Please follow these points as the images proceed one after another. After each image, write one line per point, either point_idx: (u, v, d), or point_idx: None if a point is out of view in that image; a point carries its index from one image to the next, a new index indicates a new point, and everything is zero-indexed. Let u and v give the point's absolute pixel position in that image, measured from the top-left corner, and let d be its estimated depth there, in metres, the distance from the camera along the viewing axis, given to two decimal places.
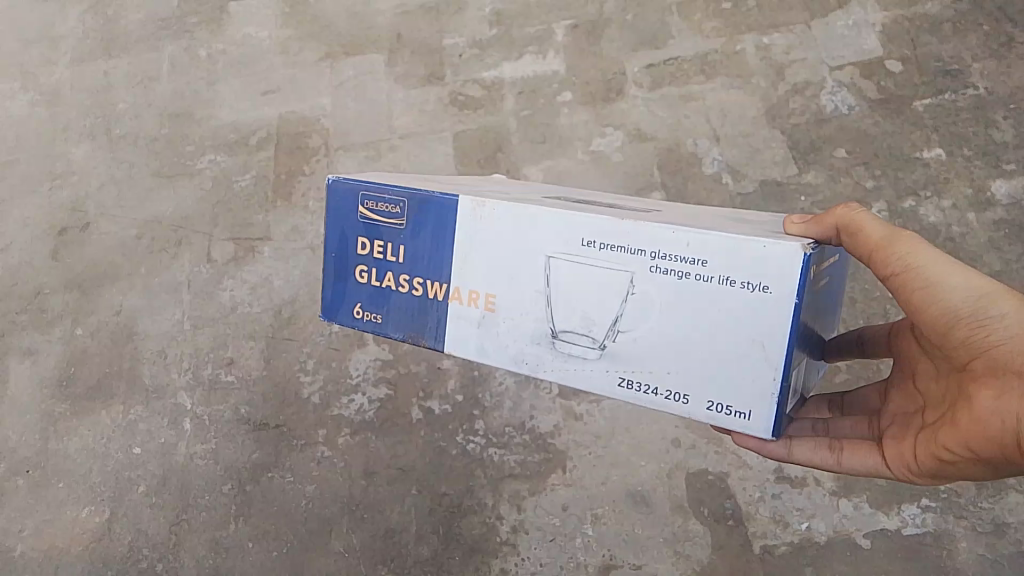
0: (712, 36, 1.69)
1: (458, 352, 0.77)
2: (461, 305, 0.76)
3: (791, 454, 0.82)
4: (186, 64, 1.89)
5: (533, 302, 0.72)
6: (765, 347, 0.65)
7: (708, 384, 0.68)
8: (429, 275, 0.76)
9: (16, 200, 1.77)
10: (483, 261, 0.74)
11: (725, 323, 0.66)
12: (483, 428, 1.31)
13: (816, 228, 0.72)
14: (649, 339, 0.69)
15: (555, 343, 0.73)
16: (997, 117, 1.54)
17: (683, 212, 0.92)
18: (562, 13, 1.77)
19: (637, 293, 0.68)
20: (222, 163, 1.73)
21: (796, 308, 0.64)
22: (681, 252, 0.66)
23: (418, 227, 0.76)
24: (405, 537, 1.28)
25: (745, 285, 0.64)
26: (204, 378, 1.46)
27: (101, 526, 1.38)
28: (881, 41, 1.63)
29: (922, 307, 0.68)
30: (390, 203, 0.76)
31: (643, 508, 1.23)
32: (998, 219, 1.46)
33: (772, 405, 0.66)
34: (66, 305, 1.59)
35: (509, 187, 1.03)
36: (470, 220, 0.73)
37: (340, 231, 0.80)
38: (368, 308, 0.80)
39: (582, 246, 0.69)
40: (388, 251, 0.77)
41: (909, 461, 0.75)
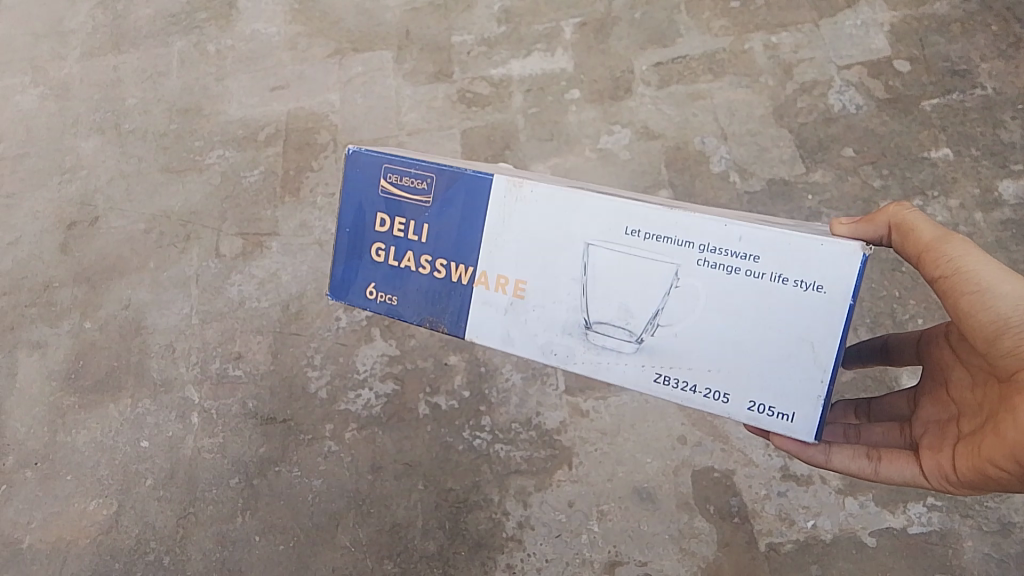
0: (720, 35, 1.70)
1: (482, 340, 0.79)
2: (487, 290, 0.78)
3: (830, 462, 0.83)
4: (195, 60, 1.90)
5: (567, 291, 0.75)
6: (814, 346, 0.71)
7: (749, 383, 0.73)
8: (454, 257, 0.78)
9: (26, 194, 1.78)
10: (518, 246, 0.76)
11: (767, 322, 0.71)
12: (490, 424, 1.32)
13: (868, 224, 0.77)
14: (686, 332, 0.73)
15: (587, 335, 0.76)
16: (1005, 118, 1.53)
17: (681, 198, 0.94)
18: (571, 11, 1.79)
19: (679, 289, 0.72)
20: (230, 158, 1.74)
21: (848, 317, 0.69)
22: (732, 247, 0.70)
23: (446, 206, 0.77)
24: (411, 532, 1.28)
25: (799, 283, 0.69)
26: (212, 372, 1.46)
27: (109, 518, 1.38)
28: (890, 41, 1.63)
29: (970, 313, 0.71)
30: (417, 178, 0.77)
31: (649, 504, 1.23)
32: (1005, 219, 1.45)
33: (818, 405, 0.72)
34: (75, 299, 1.60)
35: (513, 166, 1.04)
36: (505, 202, 0.75)
37: (358, 205, 0.80)
38: (382, 289, 0.81)
39: (628, 235, 0.72)
40: (409, 230, 0.78)
41: (947, 473, 0.75)
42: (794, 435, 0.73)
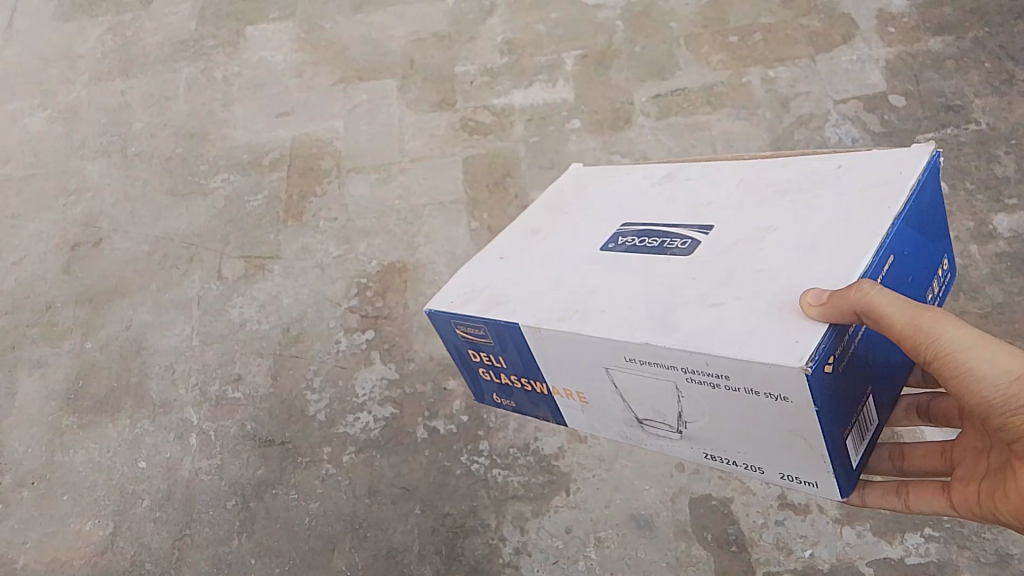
0: (719, 67, 1.76)
1: (584, 426, 0.85)
2: (563, 396, 0.82)
3: (865, 502, 0.72)
4: (202, 85, 1.99)
5: (614, 397, 0.76)
6: (806, 438, 0.62)
7: (773, 463, 0.68)
8: (528, 375, 0.83)
9: (31, 214, 1.80)
10: (559, 366, 0.77)
11: (767, 419, 0.63)
12: (488, 449, 1.33)
13: (837, 313, 0.57)
14: (713, 429, 0.70)
15: (646, 426, 0.76)
16: (999, 152, 1.53)
17: (768, 181, 0.81)
18: (572, 45, 1.87)
19: (685, 395, 0.67)
20: (235, 182, 1.77)
21: (820, 409, 0.58)
22: (705, 368, 0.62)
23: (503, 345, 0.81)
24: (408, 557, 1.25)
25: (767, 395, 0.60)
26: (211, 394, 1.46)
27: (104, 540, 1.33)
28: (884, 77, 1.68)
29: (954, 388, 0.58)
30: (474, 329, 0.82)
31: (647, 531, 1.22)
32: (999, 252, 1.42)
33: (832, 479, 0.65)
34: (76, 319, 1.61)
35: (589, 189, 0.99)
36: (534, 341, 0.76)
37: (454, 347, 0.90)
38: (502, 395, 0.93)
39: (626, 360, 0.68)
40: (491, 360, 0.86)
41: (974, 506, 0.66)
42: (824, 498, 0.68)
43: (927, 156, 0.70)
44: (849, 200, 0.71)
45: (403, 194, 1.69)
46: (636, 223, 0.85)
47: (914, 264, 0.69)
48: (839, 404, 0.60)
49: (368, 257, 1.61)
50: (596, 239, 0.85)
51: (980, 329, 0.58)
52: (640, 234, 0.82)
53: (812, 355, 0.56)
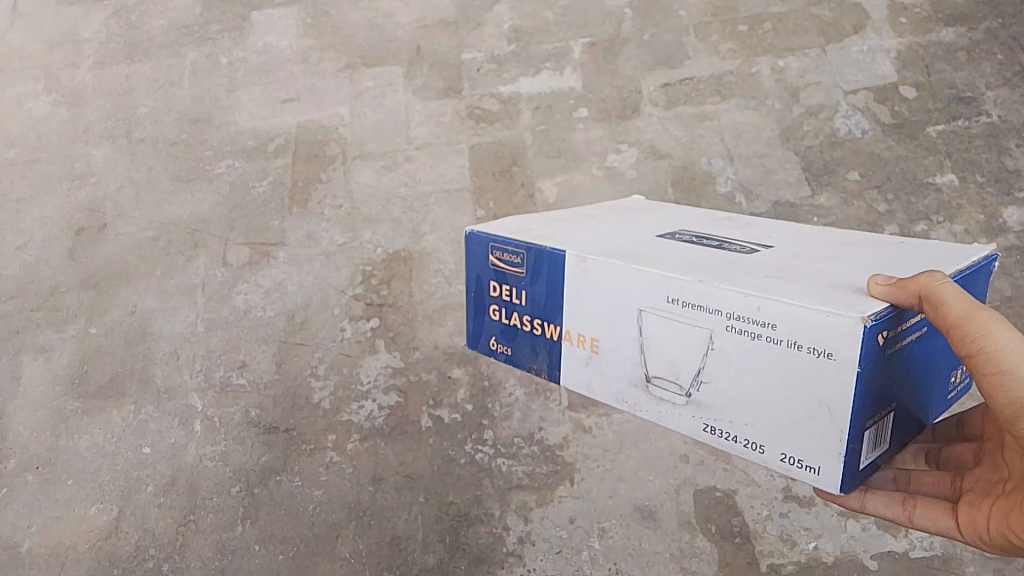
0: (728, 57, 1.74)
1: (577, 388, 0.73)
2: (571, 346, 0.72)
3: (864, 506, 0.68)
4: (207, 70, 1.98)
5: (629, 349, 0.66)
6: (832, 406, 0.54)
7: (781, 438, 0.58)
8: (546, 317, 0.74)
9: (36, 199, 1.80)
10: (586, 307, 0.69)
11: (800, 376, 0.55)
12: (492, 438, 1.33)
13: (901, 294, 0.53)
14: (732, 394, 0.60)
15: (650, 387, 0.66)
16: (1010, 145, 1.52)
17: (835, 234, 0.78)
18: (580, 32, 1.85)
19: (717, 347, 0.59)
20: (240, 168, 1.77)
21: (862, 372, 0.52)
22: (751, 314, 0.56)
23: (535, 277, 0.73)
24: (412, 545, 1.25)
25: (811, 350, 0.53)
26: (215, 380, 1.46)
27: (108, 524, 1.33)
28: (895, 68, 1.66)
29: (990, 391, 0.53)
30: (513, 253, 0.75)
31: (651, 522, 1.22)
32: (1009, 245, 1.41)
33: (840, 462, 0.55)
34: (81, 304, 1.61)
35: (649, 211, 0.95)
36: (575, 275, 0.69)
37: (476, 275, 0.80)
38: (501, 342, 0.80)
39: (667, 302, 0.61)
40: (512, 295, 0.77)
41: (981, 532, 0.60)
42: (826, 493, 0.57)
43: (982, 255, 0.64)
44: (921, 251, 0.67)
45: (408, 182, 1.69)
46: (693, 229, 0.80)
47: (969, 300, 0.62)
48: (874, 380, 0.54)
49: (373, 244, 1.60)
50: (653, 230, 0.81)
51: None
52: (697, 234, 0.78)
53: (874, 315, 0.51)
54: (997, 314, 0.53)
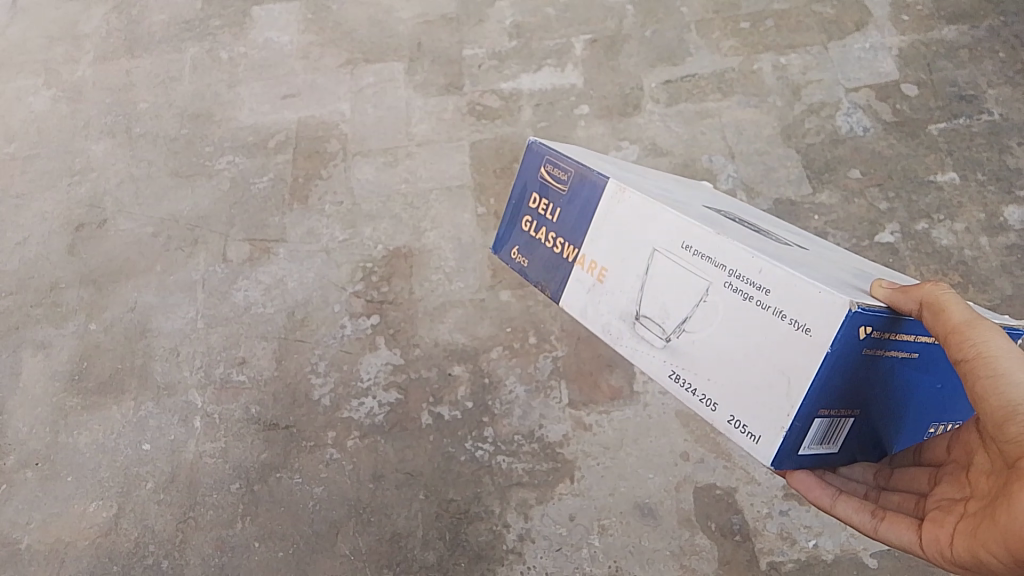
0: (729, 54, 1.74)
1: (569, 309, 0.80)
2: (580, 270, 0.78)
3: (833, 506, 0.79)
4: (207, 66, 1.98)
5: (631, 284, 0.74)
6: (791, 382, 0.64)
7: (735, 401, 0.68)
8: (569, 239, 0.79)
9: (35, 194, 1.79)
10: (608, 237, 0.75)
11: (772, 350, 0.65)
12: (493, 435, 1.33)
13: (904, 297, 0.65)
14: (704, 349, 0.69)
15: (636, 325, 0.74)
16: (1012, 144, 1.52)
17: (852, 262, 0.88)
18: (581, 29, 1.85)
19: (708, 302, 0.68)
20: (240, 164, 1.76)
21: (832, 351, 0.62)
22: (754, 276, 0.65)
23: (573, 197, 0.77)
24: (411, 542, 1.25)
25: (792, 321, 0.63)
26: (215, 376, 1.46)
27: (108, 520, 1.33)
28: (897, 65, 1.66)
29: (985, 394, 0.59)
30: (565, 170, 0.78)
31: (651, 520, 1.22)
32: (1010, 244, 1.41)
33: (781, 434, 0.66)
34: (81, 300, 1.60)
35: (692, 190, 1.02)
36: (607, 203, 0.75)
37: (522, 181, 0.82)
38: (522, 253, 0.84)
39: (681, 247, 0.69)
40: (548, 210, 0.80)
41: (941, 547, 0.65)
42: (757, 458, 0.68)
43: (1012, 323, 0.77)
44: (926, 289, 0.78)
45: (409, 178, 1.68)
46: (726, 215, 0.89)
47: None
48: (845, 370, 0.63)
49: (373, 241, 1.60)
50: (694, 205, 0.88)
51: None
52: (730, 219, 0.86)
53: (862, 304, 0.61)
54: (1000, 329, 0.61)
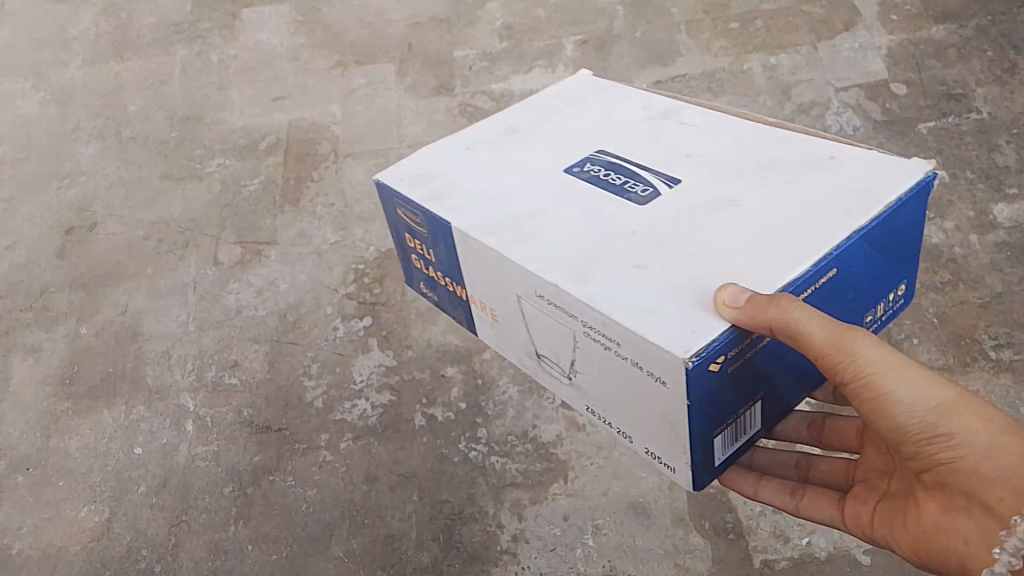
0: (719, 54, 1.75)
1: (488, 342, 0.86)
2: (478, 310, 0.82)
3: (757, 492, 0.82)
4: (197, 69, 2.00)
5: (520, 325, 0.76)
6: (673, 424, 0.65)
7: (642, 437, 0.71)
8: (455, 278, 0.82)
9: (24, 198, 1.79)
10: (482, 280, 0.77)
11: (646, 395, 0.65)
12: (486, 436, 1.33)
13: (754, 322, 0.58)
14: (596, 386, 0.71)
15: (542, 362, 0.77)
16: (1000, 142, 1.51)
17: (762, 150, 0.78)
18: (571, 31, 1.88)
19: (579, 346, 0.69)
20: (230, 166, 1.76)
21: (692, 400, 0.61)
22: (601, 331, 0.64)
23: (437, 240, 0.80)
24: (405, 543, 1.23)
25: (647, 373, 0.62)
26: (207, 379, 1.45)
27: (100, 525, 1.31)
28: (886, 64, 1.67)
29: (871, 413, 0.64)
30: (417, 216, 0.80)
31: (644, 519, 1.21)
32: (1000, 242, 1.39)
33: (688, 468, 0.68)
34: (71, 304, 1.59)
35: (585, 100, 0.92)
36: (465, 248, 0.76)
37: (395, 227, 0.87)
38: (429, 288, 0.90)
39: (540, 296, 0.69)
40: (426, 251, 0.84)
41: (863, 525, 0.73)
42: (678, 483, 0.72)
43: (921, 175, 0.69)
44: (819, 198, 0.70)
45: None
46: (610, 153, 0.81)
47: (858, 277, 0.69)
48: (717, 400, 0.63)
49: (365, 243, 1.60)
50: (565, 158, 0.82)
51: (907, 358, 0.64)
52: (608, 167, 0.79)
53: (698, 350, 0.59)
54: (860, 337, 0.62)
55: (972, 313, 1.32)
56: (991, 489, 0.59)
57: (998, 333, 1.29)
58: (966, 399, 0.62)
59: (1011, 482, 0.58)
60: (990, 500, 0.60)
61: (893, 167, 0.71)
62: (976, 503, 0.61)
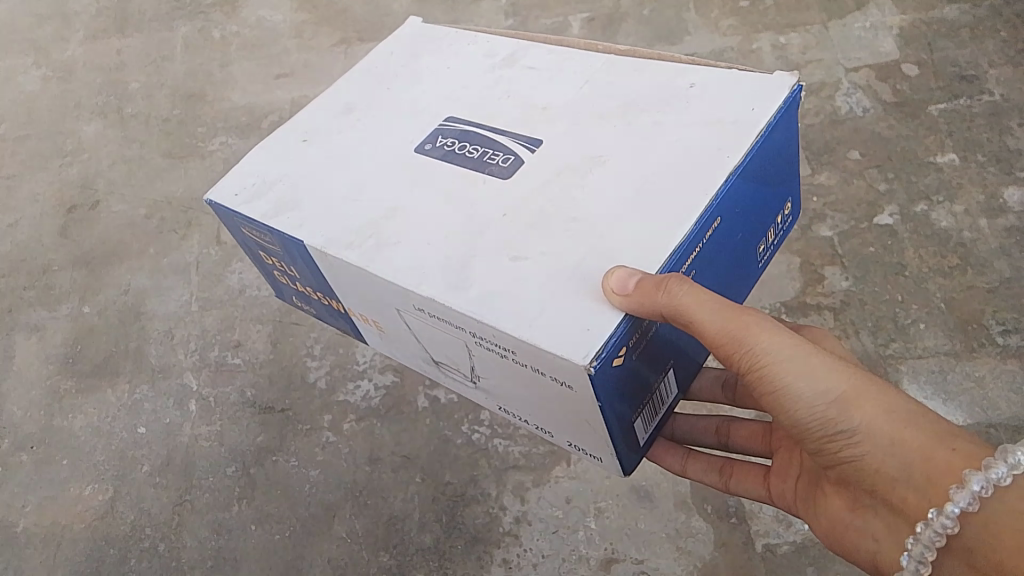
0: (728, 33, 1.73)
1: (378, 348, 0.87)
2: (362, 323, 0.82)
3: (685, 471, 0.88)
4: (200, 45, 1.98)
5: (409, 336, 0.76)
6: (592, 423, 0.66)
7: (562, 435, 0.73)
8: (328, 293, 0.82)
9: (26, 176, 1.78)
10: (355, 295, 0.76)
11: (555, 397, 0.66)
12: (489, 419, 1.32)
13: (646, 312, 0.58)
14: (499, 387, 0.72)
15: (441, 367, 0.78)
16: (1012, 124, 1.49)
17: (620, 92, 0.79)
18: (578, 8, 1.85)
19: (474, 354, 0.69)
20: (234, 145, 1.75)
21: (603, 402, 0.62)
22: (491, 341, 0.64)
23: (293, 257, 0.78)
24: (408, 524, 1.24)
25: (554, 379, 0.62)
26: (210, 360, 1.45)
27: (104, 504, 1.32)
28: (897, 45, 1.64)
29: (773, 407, 0.64)
30: (265, 235, 0.78)
31: (646, 502, 1.21)
32: (1010, 226, 1.37)
33: (615, 458, 0.71)
34: (74, 283, 1.59)
35: (419, 56, 0.92)
36: (327, 263, 0.73)
37: (246, 244, 0.84)
38: (301, 299, 0.90)
39: (419, 309, 0.68)
40: (288, 269, 0.83)
41: (787, 500, 0.78)
42: (609, 470, 0.76)
43: (788, 89, 0.72)
44: (687, 140, 0.71)
45: None
46: (461, 120, 0.81)
47: (742, 218, 0.72)
48: (626, 394, 0.64)
49: None
50: (415, 134, 0.81)
51: (803, 344, 0.63)
52: (460, 138, 0.79)
53: (597, 356, 0.58)
54: (752, 322, 0.63)
55: (980, 299, 1.31)
56: (894, 488, 0.60)
57: (1006, 318, 1.28)
58: (864, 390, 0.61)
59: (912, 482, 0.59)
60: (895, 499, 0.60)
61: (757, 87, 0.74)
62: (882, 499, 0.61)
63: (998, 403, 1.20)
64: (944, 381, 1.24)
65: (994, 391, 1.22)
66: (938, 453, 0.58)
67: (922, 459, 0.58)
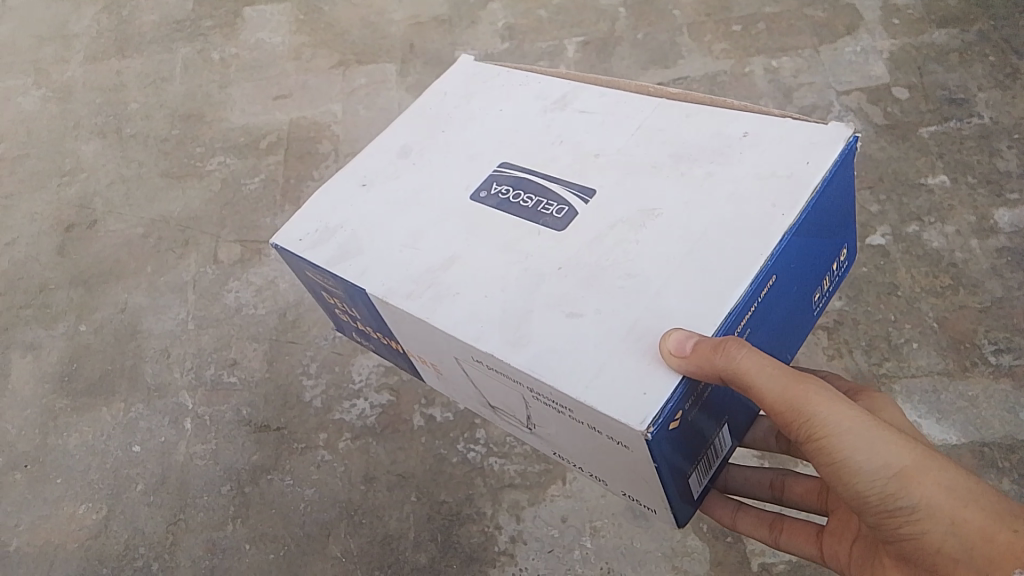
0: (721, 57, 1.75)
1: (434, 384, 0.94)
2: (418, 363, 0.88)
3: (735, 524, 0.92)
4: (198, 66, 2.00)
5: (465, 380, 0.81)
6: (650, 482, 0.70)
7: (619, 484, 0.78)
8: (386, 335, 0.88)
9: (25, 195, 1.79)
10: (412, 340, 0.81)
11: (613, 454, 0.69)
12: (485, 437, 1.31)
13: (702, 372, 0.61)
14: (555, 437, 0.77)
15: (498, 412, 0.84)
16: (1002, 146, 1.51)
17: (672, 138, 0.82)
18: (573, 31, 1.88)
19: (531, 405, 0.73)
20: (231, 165, 1.76)
21: (660, 466, 0.64)
22: (548, 397, 0.68)
23: (353, 300, 0.83)
24: (404, 543, 1.24)
25: (609, 437, 0.65)
26: (206, 378, 1.45)
27: (98, 523, 1.32)
28: (888, 68, 1.66)
29: (832, 481, 0.65)
30: (327, 280, 0.83)
31: (643, 522, 1.20)
32: (1000, 247, 1.39)
33: (669, 509, 0.76)
34: (70, 301, 1.59)
35: (472, 98, 0.95)
36: (386, 312, 0.78)
37: (309, 283, 0.91)
38: (360, 335, 0.98)
39: (476, 361, 0.72)
40: (350, 314, 0.90)
41: (839, 561, 0.81)
42: (659, 516, 0.81)
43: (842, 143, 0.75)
44: (741, 196, 0.74)
45: None
46: (515, 168, 0.84)
47: (795, 275, 0.74)
48: (683, 451, 0.67)
49: None
50: (470, 180, 0.84)
51: (865, 415, 0.63)
52: (514, 185, 0.82)
53: (653, 421, 0.60)
54: (814, 391, 0.63)
55: (972, 318, 1.32)
56: (955, 570, 0.60)
57: (998, 337, 1.29)
58: (926, 464, 0.61)
59: (974, 564, 0.58)
60: None
61: (812, 138, 0.76)
62: None
63: (991, 422, 1.22)
64: (937, 400, 1.25)
65: (987, 410, 1.23)
66: (1000, 534, 0.57)
67: (983, 541, 0.58)
